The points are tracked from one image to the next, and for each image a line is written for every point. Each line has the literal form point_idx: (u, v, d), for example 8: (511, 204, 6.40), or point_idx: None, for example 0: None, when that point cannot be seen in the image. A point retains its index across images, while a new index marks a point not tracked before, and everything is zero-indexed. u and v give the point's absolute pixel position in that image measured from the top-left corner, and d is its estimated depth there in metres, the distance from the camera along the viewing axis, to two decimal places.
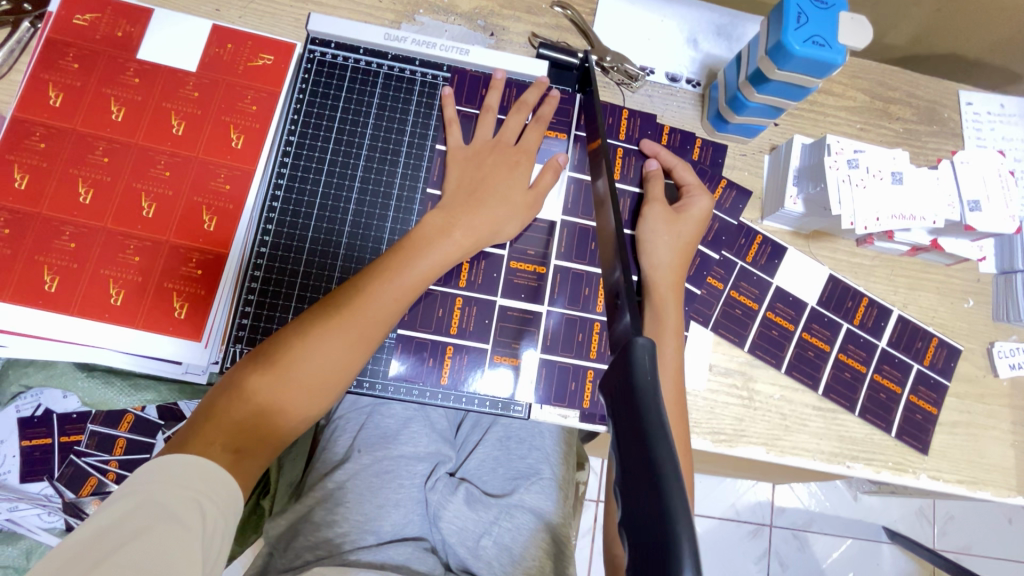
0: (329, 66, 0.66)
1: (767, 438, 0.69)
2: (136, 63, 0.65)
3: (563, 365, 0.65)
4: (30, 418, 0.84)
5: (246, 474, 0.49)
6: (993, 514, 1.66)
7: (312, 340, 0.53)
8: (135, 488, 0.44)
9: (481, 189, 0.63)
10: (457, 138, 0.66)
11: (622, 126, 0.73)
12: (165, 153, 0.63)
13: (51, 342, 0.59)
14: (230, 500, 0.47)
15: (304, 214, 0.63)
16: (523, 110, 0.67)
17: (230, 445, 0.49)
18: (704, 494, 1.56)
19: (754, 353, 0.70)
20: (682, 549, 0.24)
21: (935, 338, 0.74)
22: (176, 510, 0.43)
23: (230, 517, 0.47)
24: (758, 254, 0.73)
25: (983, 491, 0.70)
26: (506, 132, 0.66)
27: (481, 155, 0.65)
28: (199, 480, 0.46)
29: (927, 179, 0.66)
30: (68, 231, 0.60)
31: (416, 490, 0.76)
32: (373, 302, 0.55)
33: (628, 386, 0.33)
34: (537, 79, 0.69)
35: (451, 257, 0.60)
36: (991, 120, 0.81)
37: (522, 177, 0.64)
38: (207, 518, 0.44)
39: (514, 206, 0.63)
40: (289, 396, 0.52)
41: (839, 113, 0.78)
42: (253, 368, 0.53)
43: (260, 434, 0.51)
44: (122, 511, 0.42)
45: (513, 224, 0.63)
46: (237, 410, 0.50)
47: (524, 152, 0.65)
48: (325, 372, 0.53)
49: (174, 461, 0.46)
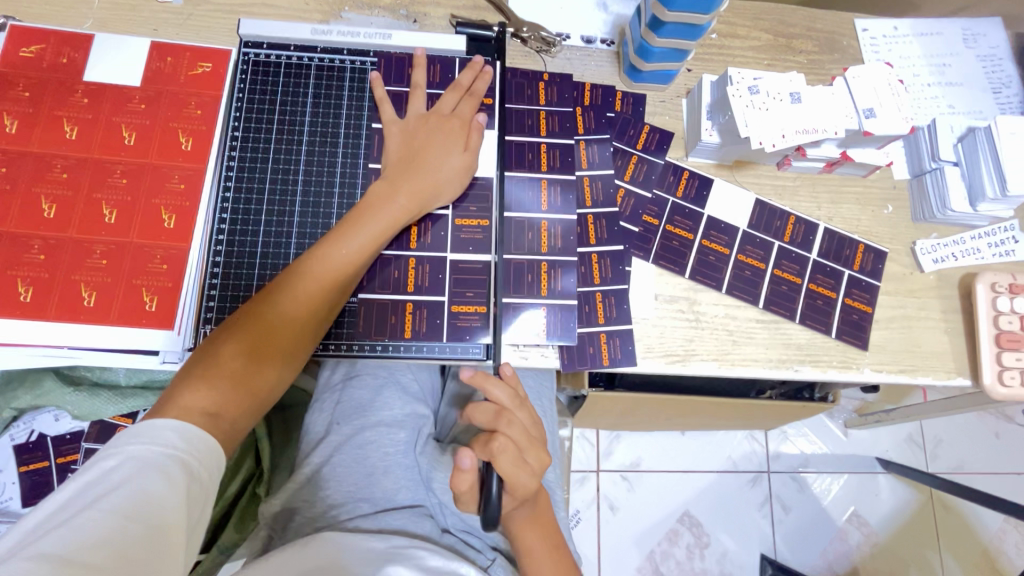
0: (263, 64, 0.72)
1: (717, 353, 0.73)
2: (83, 85, 0.69)
3: (518, 305, 0.70)
4: (25, 444, 0.88)
5: (225, 434, 0.54)
6: (981, 430, 1.71)
7: (280, 313, 0.59)
8: (119, 448, 0.47)
9: (419, 155, 0.68)
10: (390, 114, 0.71)
11: (541, 94, 0.78)
12: (120, 162, 0.68)
13: (31, 349, 0.63)
14: (211, 454, 0.51)
15: (256, 200, 0.68)
16: (458, 88, 0.72)
17: (209, 408, 0.53)
18: (700, 451, 1.61)
19: (695, 279, 0.75)
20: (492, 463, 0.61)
21: (861, 244, 0.79)
22: (160, 463, 0.47)
23: (214, 469, 0.50)
24: (687, 188, 0.79)
25: (921, 377, 0.76)
26: (440, 105, 0.71)
27: (417, 126, 0.70)
28: (182, 441, 0.49)
29: (823, 94, 0.72)
30: (36, 245, 0.64)
31: (403, 456, 0.80)
32: (328, 267, 0.61)
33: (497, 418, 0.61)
34: (473, 61, 0.74)
35: (399, 221, 0.65)
36: (887, 42, 0.88)
37: (458, 142, 0.70)
38: (191, 474, 0.48)
39: (452, 170, 0.68)
40: (264, 362, 0.58)
41: (746, 53, 0.85)
42: (227, 339, 0.58)
43: (235, 396, 0.56)
44: (107, 468, 0.45)
45: (453, 187, 0.69)
46: (214, 377, 0.55)
47: (460, 119, 0.71)
48: (287, 343, 0.60)
49: (157, 425, 0.49)
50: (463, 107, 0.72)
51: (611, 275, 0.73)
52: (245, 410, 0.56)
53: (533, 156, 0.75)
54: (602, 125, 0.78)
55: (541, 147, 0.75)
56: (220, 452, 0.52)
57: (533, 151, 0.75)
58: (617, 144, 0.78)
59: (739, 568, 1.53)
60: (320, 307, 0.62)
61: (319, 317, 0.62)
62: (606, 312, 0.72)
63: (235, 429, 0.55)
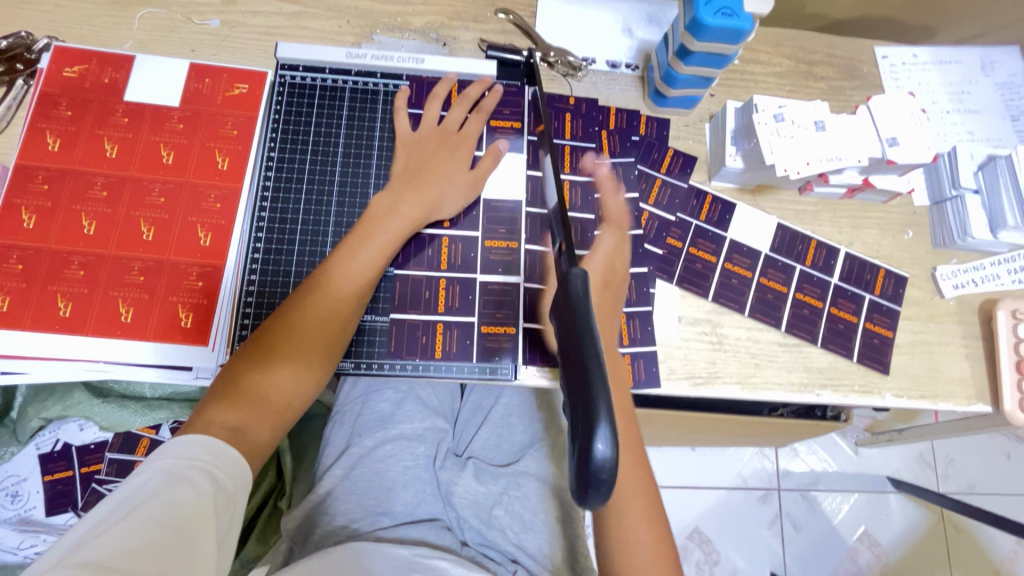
0: (299, 87, 0.73)
1: (740, 377, 0.74)
2: (123, 105, 0.71)
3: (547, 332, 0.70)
4: (51, 453, 0.89)
5: (248, 448, 0.54)
6: (992, 451, 1.70)
7: (296, 327, 0.60)
8: (154, 462, 0.47)
9: (425, 168, 0.69)
10: (404, 124, 0.73)
11: (567, 128, 0.79)
12: (158, 181, 0.69)
13: (68, 363, 0.64)
14: (238, 468, 0.51)
15: (291, 220, 0.69)
16: (465, 101, 0.74)
17: (230, 424, 0.53)
18: (710, 466, 1.60)
19: (718, 301, 0.76)
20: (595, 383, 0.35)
21: (882, 269, 0.80)
22: (191, 476, 0.47)
23: (240, 482, 0.51)
24: (710, 212, 0.80)
25: (942, 402, 0.76)
26: (449, 122, 0.73)
27: (425, 141, 0.71)
28: (207, 454, 0.50)
29: (847, 123, 0.73)
30: (77, 261, 0.66)
31: (424, 471, 0.81)
32: (338, 280, 0.62)
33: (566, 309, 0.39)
34: (483, 77, 0.76)
35: (403, 233, 0.66)
36: (907, 69, 0.89)
37: (463, 159, 0.71)
38: (218, 485, 0.48)
39: (457, 185, 0.70)
40: (281, 375, 0.58)
41: (768, 78, 0.86)
42: (245, 357, 0.58)
43: (256, 412, 0.55)
44: (143, 479, 0.45)
45: (455, 200, 0.70)
46: (235, 394, 0.55)
47: (466, 138, 0.73)
48: (305, 357, 0.59)
49: (181, 442, 0.50)
50: (470, 122, 0.74)
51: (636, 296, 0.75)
52: (268, 426, 0.56)
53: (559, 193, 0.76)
54: (627, 149, 0.79)
55: (567, 184, 0.77)
56: (244, 464, 0.52)
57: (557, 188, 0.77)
58: (641, 167, 0.79)
59: None
60: (334, 320, 0.61)
61: (335, 330, 0.62)
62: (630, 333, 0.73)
63: (259, 444, 0.55)
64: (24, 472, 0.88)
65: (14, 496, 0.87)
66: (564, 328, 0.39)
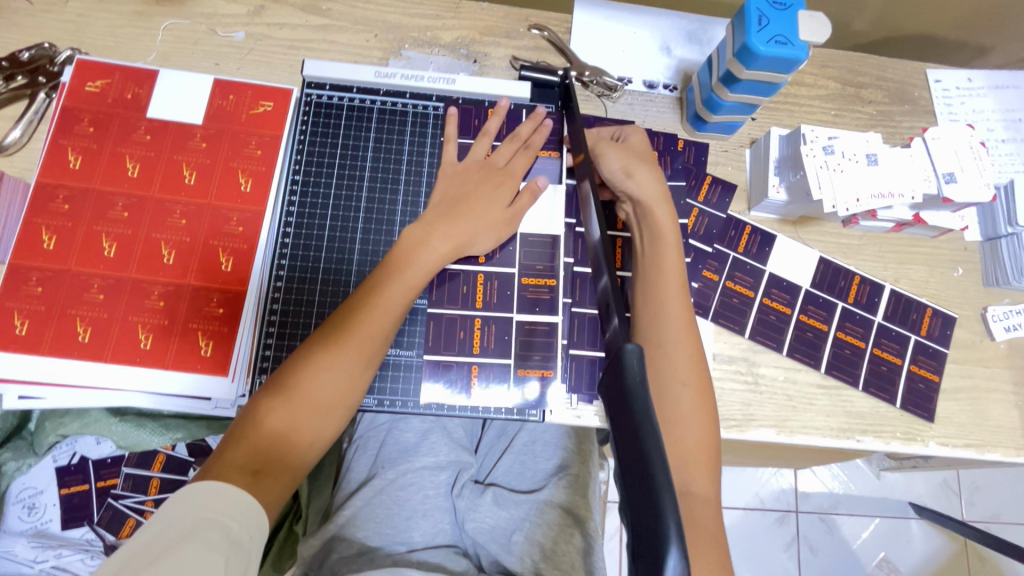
0: (326, 106, 0.71)
1: (777, 420, 0.71)
2: (146, 122, 0.69)
3: (591, 359, 0.68)
4: (67, 466, 0.88)
5: (264, 493, 0.52)
6: (1019, 479, 1.64)
7: (316, 364, 0.57)
8: (165, 512, 0.46)
9: (462, 202, 0.66)
10: (451, 155, 0.70)
11: None
12: (179, 202, 0.67)
13: (88, 390, 0.63)
14: (252, 516, 0.49)
15: (315, 246, 0.67)
16: (515, 140, 0.71)
17: (248, 467, 0.52)
18: (727, 486, 1.57)
19: (754, 339, 0.73)
20: (663, 496, 0.32)
21: (929, 308, 0.76)
22: (203, 528, 0.45)
23: (253, 532, 0.49)
24: (748, 244, 0.76)
25: (990, 452, 0.72)
26: (495, 156, 0.70)
27: (467, 171, 0.69)
28: (223, 504, 0.48)
29: (901, 157, 0.69)
30: (96, 284, 0.64)
31: (443, 499, 0.79)
32: (366, 317, 0.60)
33: (624, 391, 0.38)
34: (535, 111, 0.73)
35: (434, 265, 0.63)
36: (960, 94, 0.85)
37: (504, 195, 0.68)
38: (231, 537, 0.46)
39: (492, 222, 0.66)
40: (302, 415, 0.56)
41: (813, 102, 0.82)
42: (265, 394, 0.57)
43: (277, 453, 0.54)
44: (153, 531, 0.44)
45: (488, 238, 0.66)
46: (256, 433, 0.54)
47: (510, 174, 0.69)
48: (328, 397, 0.57)
49: (199, 487, 0.49)
50: (516, 160, 0.70)
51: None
52: (289, 466, 0.55)
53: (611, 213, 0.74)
54: (677, 172, 0.76)
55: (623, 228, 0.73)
56: (259, 511, 0.50)
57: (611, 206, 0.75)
58: (687, 199, 0.76)
59: None
60: (362, 359, 0.59)
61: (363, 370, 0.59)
62: None
63: (280, 486, 0.53)
64: (41, 484, 0.87)
65: (31, 508, 0.86)
66: (620, 416, 0.38)
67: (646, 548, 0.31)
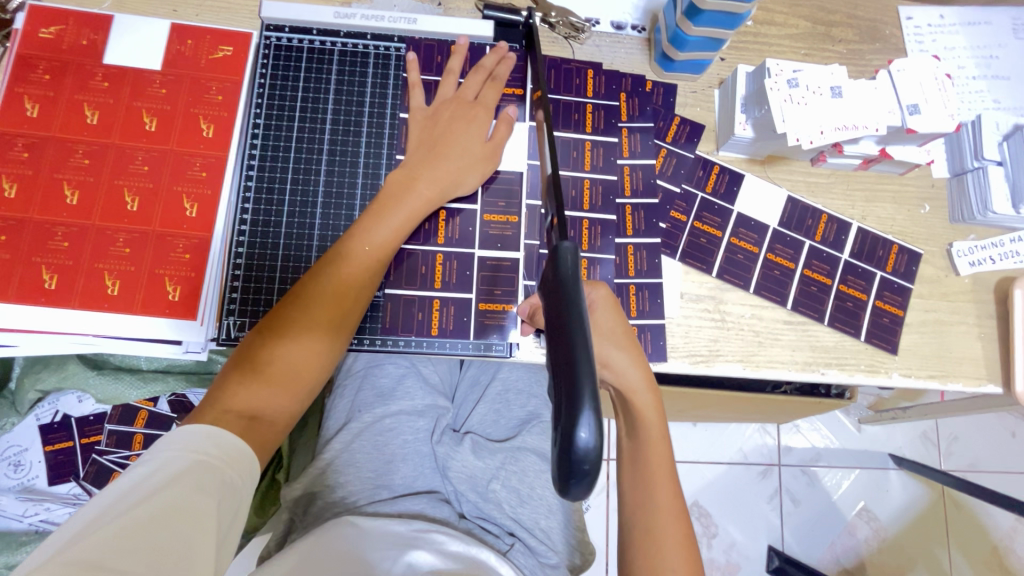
0: (286, 49, 0.70)
1: (743, 355, 0.72)
2: (103, 68, 0.68)
3: None
4: (51, 424, 0.89)
5: (259, 439, 0.52)
6: (996, 429, 1.65)
7: (307, 308, 0.58)
8: (154, 454, 0.46)
9: (441, 144, 0.66)
10: (418, 100, 0.69)
11: (589, 85, 0.76)
12: (141, 148, 0.67)
13: (57, 336, 0.63)
14: (245, 462, 0.49)
15: (278, 189, 0.67)
16: (481, 71, 0.70)
17: (245, 412, 0.52)
18: (709, 443, 1.53)
19: (722, 278, 0.74)
20: (582, 367, 0.33)
21: (895, 245, 0.77)
22: (193, 472, 0.45)
23: (245, 478, 0.49)
24: (717, 183, 0.76)
25: (952, 383, 0.74)
26: (464, 90, 0.69)
27: (438, 111, 0.68)
28: (214, 447, 0.48)
29: (866, 89, 0.69)
30: (60, 232, 0.64)
31: (422, 444, 0.80)
32: (355, 265, 0.60)
33: (556, 284, 0.39)
34: (496, 45, 0.72)
35: (419, 211, 0.63)
36: (932, 31, 0.84)
37: (480, 130, 0.67)
38: (222, 480, 0.46)
39: (474, 159, 0.66)
40: (296, 364, 0.56)
41: (783, 41, 0.81)
42: (257, 338, 0.57)
43: (272, 401, 0.55)
44: (142, 473, 0.43)
45: (473, 176, 0.66)
46: (250, 377, 0.54)
47: (483, 107, 0.68)
48: (319, 345, 0.58)
49: (191, 429, 0.49)
50: (487, 93, 0.69)
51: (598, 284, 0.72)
52: (284, 413, 0.55)
53: (577, 154, 0.74)
54: (646, 113, 0.76)
55: (585, 183, 0.73)
56: (253, 457, 0.50)
57: (577, 147, 0.75)
58: (656, 140, 0.76)
59: (746, 558, 1.47)
60: (350, 306, 0.60)
61: (350, 315, 0.60)
62: (639, 305, 0.71)
63: (275, 431, 0.54)
64: (24, 443, 0.88)
65: (17, 465, 0.88)
66: (552, 310, 0.38)
67: (565, 417, 0.33)
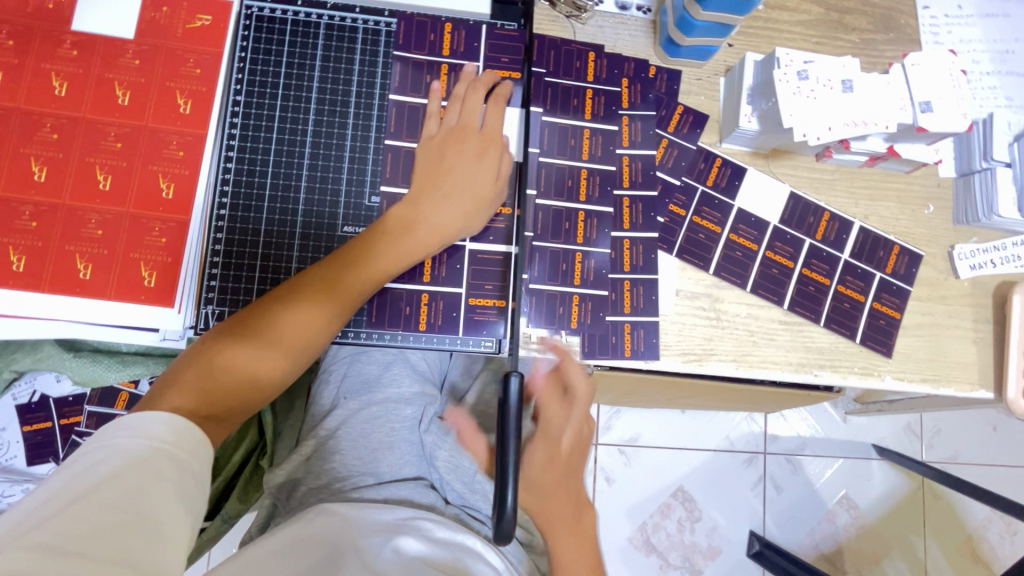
0: (268, 21, 0.65)
1: (736, 354, 0.71)
2: (71, 35, 0.63)
3: (550, 293, 0.69)
4: (28, 405, 0.87)
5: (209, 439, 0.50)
6: (979, 424, 1.67)
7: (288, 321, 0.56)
8: (102, 441, 0.43)
9: (449, 179, 0.62)
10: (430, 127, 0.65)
11: (590, 69, 0.73)
12: (114, 124, 0.63)
13: (25, 321, 0.60)
14: (200, 447, 0.47)
15: (260, 172, 0.64)
16: (500, 98, 0.65)
17: (199, 410, 0.50)
18: (699, 430, 1.54)
19: (719, 275, 0.72)
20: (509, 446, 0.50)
21: (896, 245, 0.75)
22: (147, 458, 0.42)
23: (204, 463, 0.46)
24: (718, 177, 0.74)
25: (944, 387, 0.74)
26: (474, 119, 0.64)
27: (445, 142, 0.63)
28: (171, 433, 0.45)
29: (878, 83, 0.66)
30: (28, 211, 0.61)
31: (409, 432, 0.79)
32: (347, 293, 0.57)
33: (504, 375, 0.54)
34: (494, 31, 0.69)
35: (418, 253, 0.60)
36: (948, 22, 0.80)
37: (489, 168, 0.63)
38: (181, 466, 0.44)
39: (478, 198, 0.62)
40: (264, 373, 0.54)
41: (794, 28, 0.77)
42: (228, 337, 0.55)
43: (228, 405, 0.52)
44: (91, 460, 0.41)
45: (477, 222, 0.63)
46: (208, 379, 0.52)
47: (493, 141, 0.64)
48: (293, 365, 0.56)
49: (145, 416, 0.46)
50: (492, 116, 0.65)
51: (592, 278, 0.70)
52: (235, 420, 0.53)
53: (576, 142, 0.71)
54: (648, 100, 0.73)
55: (582, 173, 0.71)
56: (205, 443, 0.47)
57: (575, 135, 0.71)
58: (657, 129, 0.73)
59: (728, 542, 1.50)
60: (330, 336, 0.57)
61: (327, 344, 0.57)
62: (633, 301, 0.70)
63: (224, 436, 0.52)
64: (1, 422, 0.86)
65: None
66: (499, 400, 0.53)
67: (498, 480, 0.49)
